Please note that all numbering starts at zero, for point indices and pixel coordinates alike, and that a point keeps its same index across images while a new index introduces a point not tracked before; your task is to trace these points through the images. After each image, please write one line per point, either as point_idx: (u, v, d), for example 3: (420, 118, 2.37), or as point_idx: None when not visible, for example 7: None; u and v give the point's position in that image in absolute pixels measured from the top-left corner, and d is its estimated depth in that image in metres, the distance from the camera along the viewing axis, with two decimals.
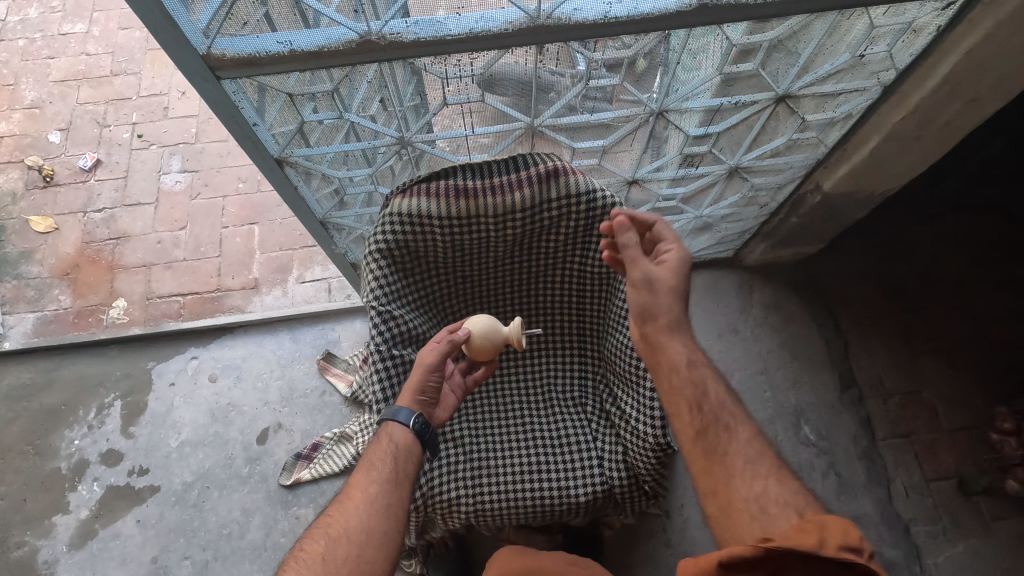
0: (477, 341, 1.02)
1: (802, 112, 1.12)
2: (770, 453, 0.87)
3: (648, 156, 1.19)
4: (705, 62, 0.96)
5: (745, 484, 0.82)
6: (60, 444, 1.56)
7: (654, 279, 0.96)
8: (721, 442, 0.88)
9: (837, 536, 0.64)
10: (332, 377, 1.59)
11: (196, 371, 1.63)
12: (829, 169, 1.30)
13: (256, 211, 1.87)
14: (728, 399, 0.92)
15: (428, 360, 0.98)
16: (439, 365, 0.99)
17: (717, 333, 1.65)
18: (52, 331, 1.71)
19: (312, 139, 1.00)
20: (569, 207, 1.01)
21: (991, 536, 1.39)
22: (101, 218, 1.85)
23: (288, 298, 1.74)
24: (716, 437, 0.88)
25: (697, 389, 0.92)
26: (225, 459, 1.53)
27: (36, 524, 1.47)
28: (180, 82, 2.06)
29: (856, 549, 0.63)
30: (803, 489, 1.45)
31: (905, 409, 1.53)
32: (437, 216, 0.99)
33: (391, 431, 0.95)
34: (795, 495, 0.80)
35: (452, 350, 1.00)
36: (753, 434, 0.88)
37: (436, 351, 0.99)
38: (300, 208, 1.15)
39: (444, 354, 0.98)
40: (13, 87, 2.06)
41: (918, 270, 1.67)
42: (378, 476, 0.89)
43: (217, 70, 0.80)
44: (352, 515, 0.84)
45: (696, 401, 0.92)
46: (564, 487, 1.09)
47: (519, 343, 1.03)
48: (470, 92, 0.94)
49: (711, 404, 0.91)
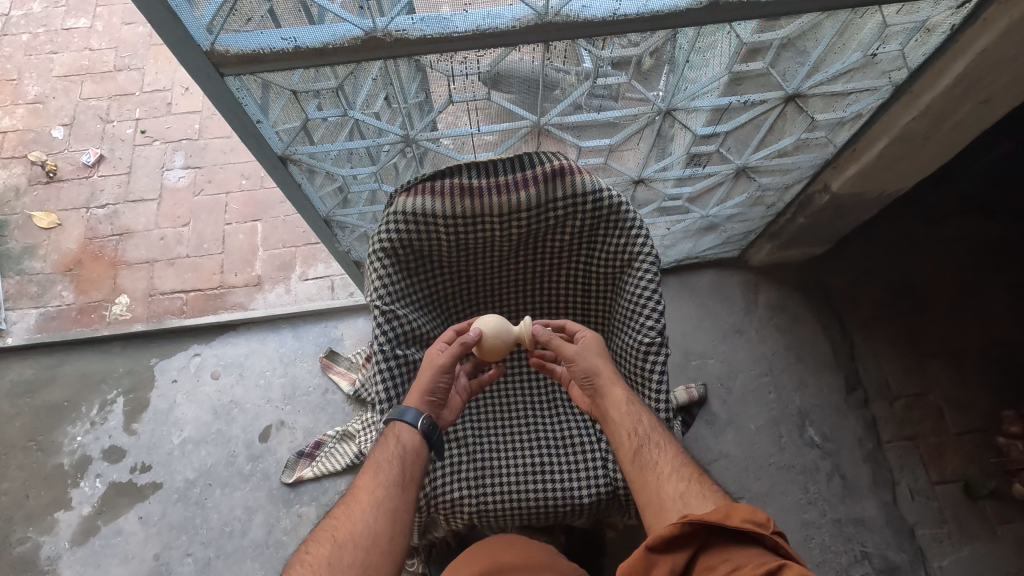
0: (489, 340, 1.04)
1: (811, 111, 1.11)
2: (685, 456, 0.89)
3: (654, 156, 1.18)
4: (714, 61, 0.95)
5: (669, 485, 0.84)
6: (62, 440, 1.56)
7: (584, 355, 1.01)
8: (652, 459, 0.88)
9: (743, 511, 0.71)
10: (335, 375, 1.59)
11: (199, 368, 1.63)
12: (837, 170, 1.28)
13: (259, 208, 1.86)
14: (651, 418, 0.94)
15: (439, 361, 1.01)
16: (450, 366, 1.02)
17: (722, 334, 1.64)
18: (55, 327, 1.70)
19: (316, 136, 0.99)
20: (575, 206, 1.00)
21: (997, 540, 1.37)
22: (104, 214, 1.85)
23: (290, 296, 1.74)
24: (649, 456, 0.89)
25: (629, 425, 0.93)
26: (227, 457, 1.52)
27: (38, 520, 1.47)
28: (184, 77, 2.06)
29: (759, 522, 0.70)
30: (808, 491, 1.44)
31: (911, 412, 1.51)
32: (441, 215, 0.98)
33: (399, 432, 0.94)
34: (712, 491, 0.82)
35: (462, 352, 1.03)
36: (673, 447, 0.91)
37: (446, 354, 1.02)
38: (304, 205, 1.14)
39: (455, 356, 1.01)
40: (17, 82, 2.06)
41: (926, 272, 1.66)
42: (385, 479, 0.88)
43: (221, 67, 0.79)
44: (358, 519, 0.83)
45: (630, 433, 0.92)
46: (568, 488, 1.09)
47: (529, 340, 1.06)
48: (475, 89, 0.93)
49: (642, 430, 0.92)
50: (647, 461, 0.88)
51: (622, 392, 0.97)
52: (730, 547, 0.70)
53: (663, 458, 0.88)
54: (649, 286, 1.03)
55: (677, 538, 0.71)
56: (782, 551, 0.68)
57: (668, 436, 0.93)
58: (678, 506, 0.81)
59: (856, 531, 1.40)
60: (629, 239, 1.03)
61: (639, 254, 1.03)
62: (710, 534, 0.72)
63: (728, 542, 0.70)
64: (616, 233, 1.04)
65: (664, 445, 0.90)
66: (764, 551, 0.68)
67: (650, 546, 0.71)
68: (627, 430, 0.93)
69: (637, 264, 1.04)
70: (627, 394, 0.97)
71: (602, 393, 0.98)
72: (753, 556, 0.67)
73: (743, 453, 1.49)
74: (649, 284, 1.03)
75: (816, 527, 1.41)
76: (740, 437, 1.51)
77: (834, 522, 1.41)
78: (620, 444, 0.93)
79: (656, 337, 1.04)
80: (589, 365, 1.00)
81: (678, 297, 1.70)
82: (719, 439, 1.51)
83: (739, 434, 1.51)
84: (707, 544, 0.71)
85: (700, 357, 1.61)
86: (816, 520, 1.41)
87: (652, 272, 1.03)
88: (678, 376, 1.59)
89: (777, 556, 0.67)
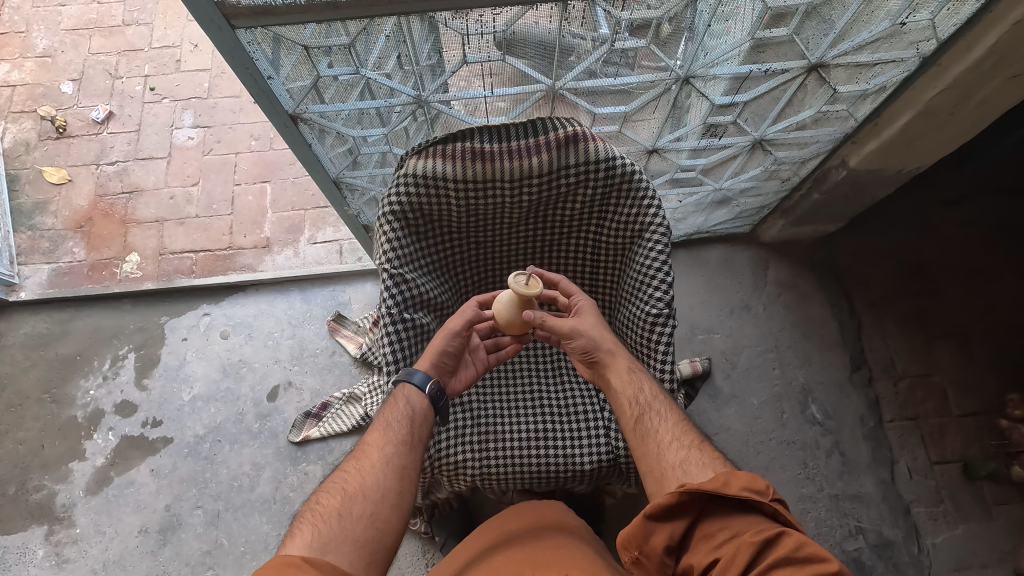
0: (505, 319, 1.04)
1: (833, 83, 1.08)
2: (687, 424, 0.90)
3: (669, 126, 1.16)
4: (735, 28, 0.92)
5: (670, 452, 0.85)
6: (76, 393, 1.59)
7: (581, 330, 1.01)
8: (653, 427, 0.89)
9: (742, 480, 0.73)
10: (342, 338, 1.61)
11: (208, 328, 1.65)
12: (857, 145, 1.25)
13: (269, 169, 1.85)
14: (650, 386, 0.95)
15: (453, 326, 1.03)
16: (463, 332, 1.04)
17: (729, 309, 1.64)
18: (67, 283, 1.72)
19: (327, 96, 0.97)
20: (587, 173, 0.99)
21: (991, 521, 1.39)
22: (115, 171, 1.84)
23: (299, 259, 1.74)
24: (648, 424, 0.90)
25: (630, 394, 0.94)
26: (236, 414, 1.55)
27: (53, 470, 1.52)
28: (193, 34, 2.03)
29: (758, 491, 0.72)
30: (806, 466, 1.46)
31: (915, 392, 1.52)
32: (451, 178, 0.97)
33: (407, 394, 0.96)
34: (713, 458, 0.83)
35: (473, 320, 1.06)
36: (673, 414, 0.91)
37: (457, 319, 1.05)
38: (314, 165, 1.13)
39: (467, 322, 1.04)
40: (25, 34, 2.03)
41: (940, 252, 1.64)
42: (393, 438, 0.90)
43: (232, 18, 0.77)
44: (367, 473, 0.84)
45: (630, 401, 0.93)
46: (569, 455, 1.10)
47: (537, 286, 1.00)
48: (490, 51, 0.91)
49: (643, 398, 0.93)
50: (647, 429, 0.89)
51: (625, 362, 0.98)
52: (730, 514, 0.72)
53: (664, 425, 0.89)
54: (659, 257, 1.02)
55: (676, 507, 0.74)
56: (782, 518, 0.70)
57: (667, 403, 0.93)
58: (679, 473, 0.81)
59: (852, 507, 1.42)
60: (640, 209, 1.02)
61: (650, 225, 1.02)
62: (709, 502, 0.74)
63: (728, 509, 0.73)
64: (627, 202, 1.03)
65: (664, 414, 0.91)
66: (764, 518, 0.71)
67: (649, 514, 0.74)
68: (628, 399, 0.93)
69: (647, 235, 1.03)
70: (629, 363, 0.98)
71: (605, 365, 0.99)
72: (753, 523, 0.70)
73: (744, 427, 1.50)
74: (659, 256, 1.03)
75: (813, 501, 1.42)
76: (742, 412, 1.52)
77: (831, 497, 1.43)
78: (621, 412, 0.93)
79: (663, 309, 1.04)
80: (587, 338, 1.01)
81: (687, 271, 1.69)
82: (721, 412, 1.52)
83: (741, 409, 1.52)
84: (705, 511, 0.74)
85: (707, 332, 1.61)
86: (813, 494, 1.43)
87: (663, 243, 1.02)
88: (682, 350, 1.60)
89: (777, 523, 0.70)
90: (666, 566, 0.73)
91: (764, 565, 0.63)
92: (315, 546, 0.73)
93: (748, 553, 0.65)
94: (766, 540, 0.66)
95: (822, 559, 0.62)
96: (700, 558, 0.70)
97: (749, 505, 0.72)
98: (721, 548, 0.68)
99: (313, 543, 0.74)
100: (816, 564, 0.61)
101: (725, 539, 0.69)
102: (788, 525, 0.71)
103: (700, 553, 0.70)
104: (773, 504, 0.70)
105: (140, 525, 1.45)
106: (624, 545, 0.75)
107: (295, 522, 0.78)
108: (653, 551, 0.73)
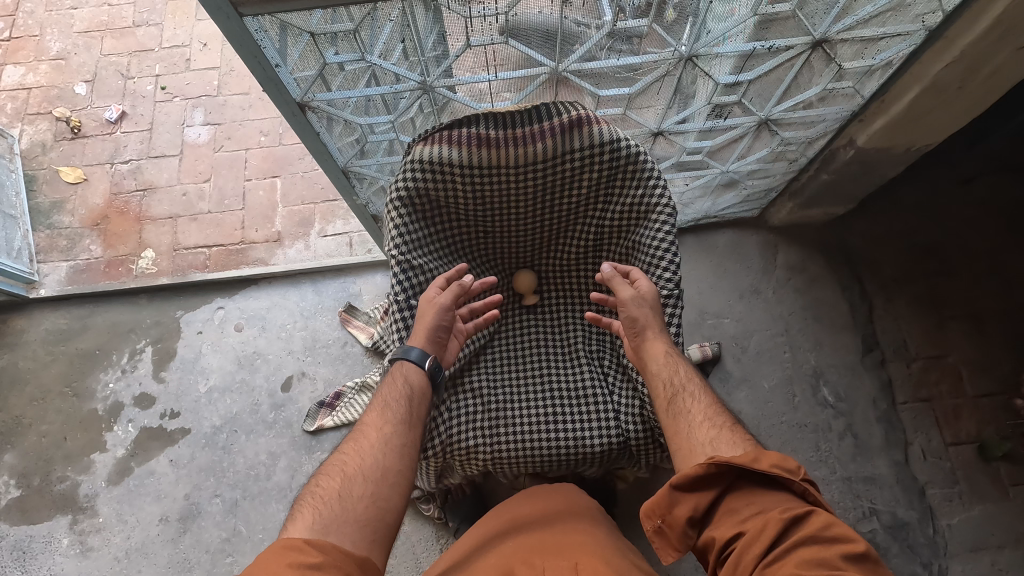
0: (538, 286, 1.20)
1: (839, 60, 1.08)
2: (719, 406, 0.91)
3: (674, 109, 1.16)
4: (737, 8, 0.93)
5: (699, 432, 0.85)
6: (96, 386, 1.63)
7: (633, 302, 1.02)
8: (684, 407, 0.90)
9: (773, 458, 0.74)
10: (353, 329, 1.63)
11: (223, 321, 1.68)
12: (864, 123, 1.24)
13: (278, 164, 1.87)
14: (686, 370, 0.96)
15: (442, 302, 1.03)
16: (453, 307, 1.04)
17: (739, 294, 1.63)
18: (84, 280, 1.76)
19: (334, 84, 0.99)
20: (592, 156, 1.00)
21: (1009, 502, 1.38)
22: (128, 170, 1.88)
23: (310, 252, 1.77)
24: (681, 404, 0.91)
25: (665, 376, 0.96)
26: (252, 405, 1.58)
27: (76, 461, 1.55)
28: (202, 34, 2.06)
29: (788, 470, 0.73)
30: (818, 449, 1.46)
31: (928, 373, 1.50)
32: (457, 164, 0.99)
33: (406, 372, 0.99)
34: (743, 439, 0.83)
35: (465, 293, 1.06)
36: (707, 396, 0.92)
37: (447, 294, 1.04)
38: (323, 155, 1.15)
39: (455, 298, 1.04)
40: (39, 38, 2.06)
41: (951, 232, 1.62)
42: (392, 418, 0.92)
43: (240, 6, 0.79)
44: (367, 454, 0.86)
45: (664, 383, 0.95)
46: (579, 437, 1.11)
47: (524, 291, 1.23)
48: (493, 34, 0.91)
49: (676, 381, 0.94)
50: (680, 409, 0.90)
51: (662, 345, 0.99)
52: (758, 491, 0.74)
53: (696, 406, 0.90)
54: (665, 238, 1.04)
55: (706, 479, 0.75)
56: (810, 498, 0.72)
57: (703, 388, 0.94)
58: (707, 450, 0.82)
59: (865, 489, 1.41)
60: (646, 191, 1.03)
61: (656, 206, 1.03)
62: (738, 477, 0.75)
63: (756, 485, 0.75)
64: (633, 184, 1.04)
65: (698, 395, 0.92)
66: (792, 496, 0.73)
67: (677, 486, 0.76)
68: (662, 380, 0.95)
69: (652, 217, 1.04)
70: (666, 346, 0.99)
71: (643, 342, 1.01)
72: (781, 501, 0.72)
73: (756, 411, 1.50)
74: (665, 237, 1.04)
75: (825, 483, 1.42)
76: (753, 395, 1.52)
77: (844, 479, 1.42)
78: (656, 393, 0.96)
79: (672, 290, 1.05)
80: (635, 313, 1.01)
81: (695, 256, 1.69)
82: (732, 397, 1.52)
83: (752, 393, 1.52)
84: (734, 485, 0.75)
85: (717, 316, 1.61)
86: (825, 476, 1.43)
87: (668, 225, 1.04)
88: (692, 335, 1.60)
89: (804, 502, 0.72)
90: (688, 536, 0.75)
91: (792, 541, 0.65)
92: (317, 528, 0.74)
93: (776, 528, 0.67)
94: (794, 517, 0.67)
95: (849, 540, 0.63)
96: (725, 531, 0.71)
97: (777, 482, 0.74)
98: (747, 523, 0.70)
99: (315, 525, 0.74)
100: (843, 544, 0.63)
101: (752, 514, 0.71)
102: (815, 504, 0.72)
103: (724, 527, 0.72)
104: (803, 483, 0.72)
105: (161, 514, 1.48)
106: (647, 514, 0.78)
107: (296, 505, 0.79)
108: (676, 521, 0.75)
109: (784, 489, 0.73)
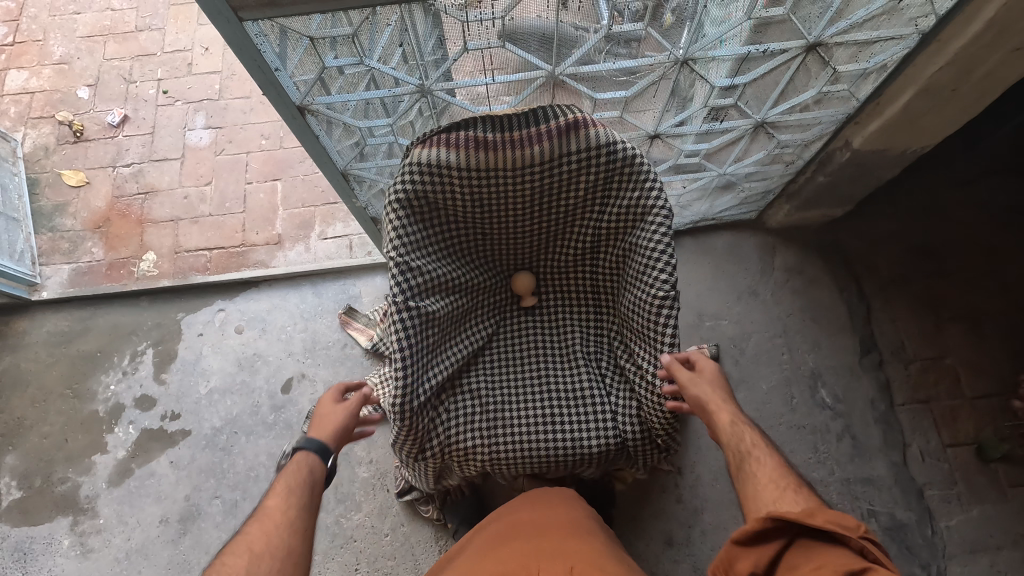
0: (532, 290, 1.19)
1: (834, 64, 1.09)
2: (789, 470, 0.86)
3: (671, 111, 1.17)
4: (734, 12, 0.94)
5: (764, 491, 0.82)
6: (97, 388, 1.64)
7: (697, 381, 1.01)
8: (752, 471, 0.86)
9: (829, 513, 0.72)
10: (353, 331, 1.63)
11: (223, 323, 1.68)
12: (860, 125, 1.25)
13: (279, 167, 1.89)
14: (755, 436, 0.92)
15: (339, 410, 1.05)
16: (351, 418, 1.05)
17: (737, 295, 1.64)
18: (86, 282, 1.77)
19: (334, 87, 1.00)
20: (589, 159, 1.01)
21: (1007, 503, 1.38)
22: (130, 173, 1.89)
23: (310, 254, 1.78)
24: (750, 470, 0.87)
25: (734, 444, 0.92)
26: (251, 406, 1.59)
27: (77, 462, 1.56)
28: (204, 37, 2.07)
29: (847, 526, 0.70)
30: (816, 450, 1.46)
31: (926, 375, 1.51)
32: (456, 167, 1.00)
33: (309, 461, 0.96)
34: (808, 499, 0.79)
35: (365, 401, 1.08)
36: (779, 461, 0.88)
37: (348, 402, 1.07)
38: (322, 158, 1.16)
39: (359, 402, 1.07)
40: (42, 43, 2.08)
41: (949, 234, 1.63)
42: (296, 501, 0.89)
43: (240, 11, 0.80)
44: (273, 534, 0.82)
45: (734, 451, 0.91)
46: (576, 438, 1.12)
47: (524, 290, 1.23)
48: (490, 38, 0.92)
49: (745, 448, 0.91)
50: (748, 473, 0.87)
51: (728, 414, 0.96)
52: (818, 547, 0.71)
53: (764, 469, 0.86)
54: (662, 240, 1.04)
55: (765, 533, 0.74)
56: (872, 556, 0.68)
57: (774, 453, 0.89)
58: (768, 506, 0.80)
59: (863, 490, 1.41)
60: (642, 194, 1.04)
61: (653, 209, 1.04)
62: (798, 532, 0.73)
63: (817, 542, 0.72)
64: (629, 187, 1.04)
65: (766, 460, 0.87)
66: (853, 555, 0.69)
67: (737, 540, 0.75)
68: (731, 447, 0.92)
69: (649, 219, 1.05)
70: (733, 413, 0.96)
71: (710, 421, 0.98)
72: (838, 557, 0.68)
73: (754, 413, 1.50)
74: (661, 238, 1.04)
75: (824, 485, 1.43)
76: (752, 397, 1.52)
77: (842, 481, 1.43)
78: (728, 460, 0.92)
79: (669, 291, 1.05)
80: (699, 392, 1.00)
81: (694, 258, 1.70)
82: None
83: (750, 394, 1.52)
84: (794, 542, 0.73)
85: (715, 318, 1.62)
86: (824, 478, 1.43)
87: (665, 226, 1.04)
88: (690, 337, 1.60)
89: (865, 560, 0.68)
90: None
91: None
92: None
93: None
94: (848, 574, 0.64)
95: None
96: None
97: (838, 540, 0.70)
98: None
99: None
100: None
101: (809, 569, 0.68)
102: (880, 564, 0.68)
103: None
104: (863, 541, 0.68)
105: (161, 515, 1.49)
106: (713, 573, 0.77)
107: None
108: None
109: (845, 547, 0.69)
